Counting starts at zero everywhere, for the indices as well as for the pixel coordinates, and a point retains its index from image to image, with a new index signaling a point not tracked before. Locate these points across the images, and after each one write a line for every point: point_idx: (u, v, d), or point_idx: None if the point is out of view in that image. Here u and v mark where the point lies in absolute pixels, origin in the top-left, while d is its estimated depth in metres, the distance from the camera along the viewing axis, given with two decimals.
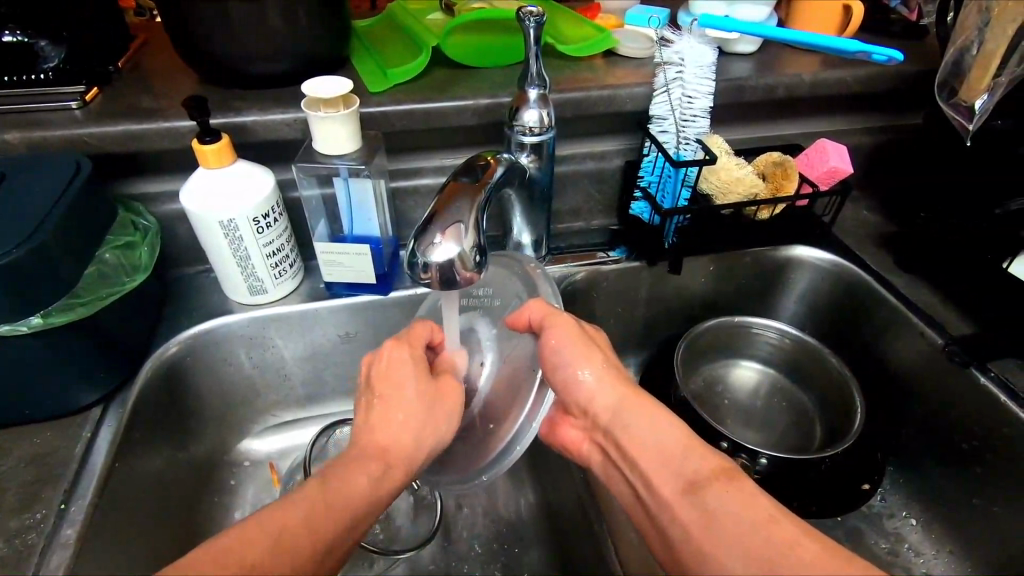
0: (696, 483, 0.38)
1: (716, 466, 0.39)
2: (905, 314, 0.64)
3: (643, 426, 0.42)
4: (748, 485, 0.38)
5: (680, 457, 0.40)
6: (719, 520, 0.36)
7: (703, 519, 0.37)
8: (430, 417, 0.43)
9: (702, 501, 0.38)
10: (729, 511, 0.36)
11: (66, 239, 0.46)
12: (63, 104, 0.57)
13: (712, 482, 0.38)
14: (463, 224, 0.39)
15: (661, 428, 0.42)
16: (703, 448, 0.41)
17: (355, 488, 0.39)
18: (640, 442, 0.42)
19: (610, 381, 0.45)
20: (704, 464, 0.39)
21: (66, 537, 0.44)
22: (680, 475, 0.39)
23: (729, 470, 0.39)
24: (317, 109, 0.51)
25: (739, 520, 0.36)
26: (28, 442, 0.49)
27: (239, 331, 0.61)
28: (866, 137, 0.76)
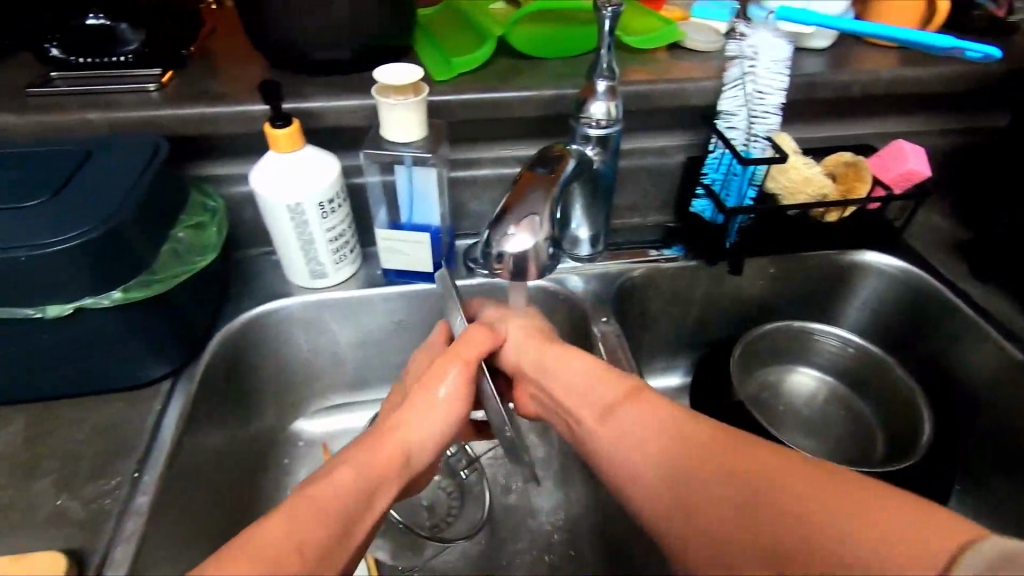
0: (609, 407, 0.44)
1: (623, 386, 0.44)
2: (981, 324, 0.61)
3: (561, 370, 0.48)
4: (652, 400, 0.43)
5: (594, 387, 0.45)
6: (641, 439, 0.41)
7: (619, 435, 0.42)
8: (429, 410, 0.44)
9: (616, 422, 0.43)
10: (642, 429, 0.41)
11: (145, 216, 0.48)
12: (140, 86, 0.58)
13: (625, 404, 0.43)
14: (538, 215, 0.38)
15: (580, 365, 0.47)
16: (613, 375, 0.46)
17: (358, 471, 0.38)
18: (563, 384, 0.47)
19: (530, 338, 0.51)
20: (614, 388, 0.45)
21: (140, 504, 0.45)
22: (597, 404, 0.44)
23: (636, 390, 0.44)
24: (387, 96, 0.51)
25: (651, 429, 0.41)
26: (103, 410, 0.52)
27: (298, 314, 0.62)
28: (946, 138, 0.72)
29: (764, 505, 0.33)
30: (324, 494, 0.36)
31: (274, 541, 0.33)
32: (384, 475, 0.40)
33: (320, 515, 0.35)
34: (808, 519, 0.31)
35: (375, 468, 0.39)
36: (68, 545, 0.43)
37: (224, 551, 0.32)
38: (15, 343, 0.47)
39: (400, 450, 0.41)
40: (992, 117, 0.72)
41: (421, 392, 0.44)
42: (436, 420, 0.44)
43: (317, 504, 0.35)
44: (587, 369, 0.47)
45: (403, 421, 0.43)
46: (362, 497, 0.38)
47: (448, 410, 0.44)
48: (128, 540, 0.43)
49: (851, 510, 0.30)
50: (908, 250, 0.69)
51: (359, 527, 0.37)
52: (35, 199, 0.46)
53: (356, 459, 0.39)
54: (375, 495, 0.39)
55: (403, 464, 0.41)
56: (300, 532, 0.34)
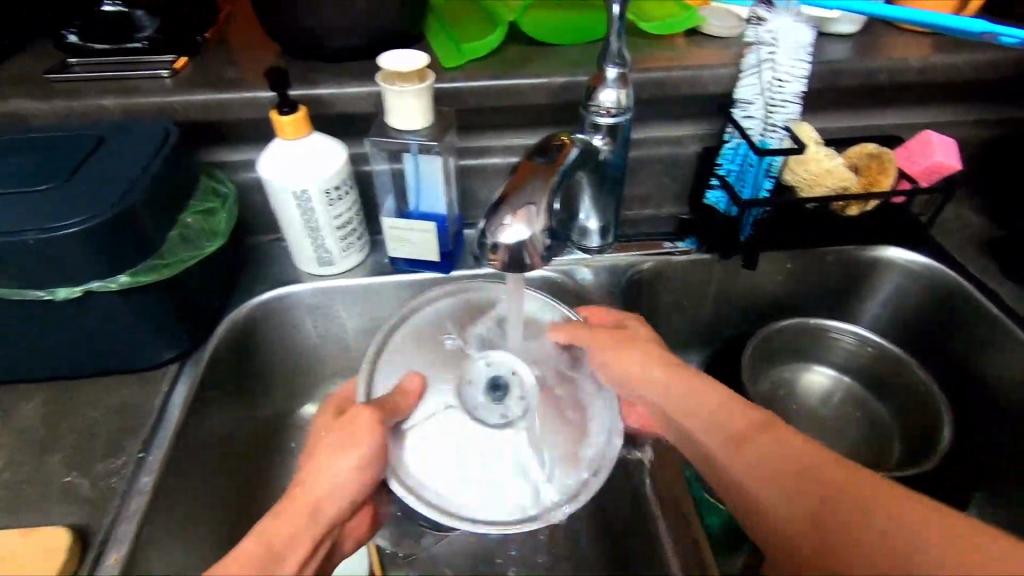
0: (740, 437, 0.40)
1: (754, 420, 0.41)
2: (1011, 325, 0.58)
3: (689, 396, 0.44)
4: (783, 432, 0.39)
5: (721, 416, 0.42)
6: (765, 477, 0.38)
7: (751, 470, 0.38)
8: (339, 449, 0.41)
9: (749, 450, 0.39)
10: (770, 460, 0.38)
11: (153, 201, 0.49)
12: (154, 72, 0.59)
13: (755, 435, 0.40)
14: (535, 206, 0.37)
15: (698, 391, 0.44)
16: (742, 406, 0.42)
17: (260, 542, 0.37)
18: (686, 412, 0.44)
19: (648, 361, 0.47)
20: (745, 420, 0.41)
21: (143, 484, 0.46)
22: (724, 434, 0.41)
23: (770, 422, 0.40)
24: (392, 83, 0.50)
25: (778, 462, 0.38)
26: (113, 390, 0.53)
27: (305, 300, 0.62)
28: (981, 129, 0.68)
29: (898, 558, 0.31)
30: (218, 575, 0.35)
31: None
32: (290, 540, 0.38)
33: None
34: None
35: (280, 536, 0.38)
36: (75, 521, 0.44)
37: None
38: (29, 323, 0.48)
39: (310, 507, 0.40)
40: None
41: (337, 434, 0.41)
42: (350, 457, 0.41)
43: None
44: (715, 400, 0.43)
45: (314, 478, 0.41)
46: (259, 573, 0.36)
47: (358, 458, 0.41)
48: (131, 518, 0.44)
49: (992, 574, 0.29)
50: (934, 246, 0.66)
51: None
52: (47, 182, 0.47)
53: (262, 527, 0.38)
54: (280, 562, 0.37)
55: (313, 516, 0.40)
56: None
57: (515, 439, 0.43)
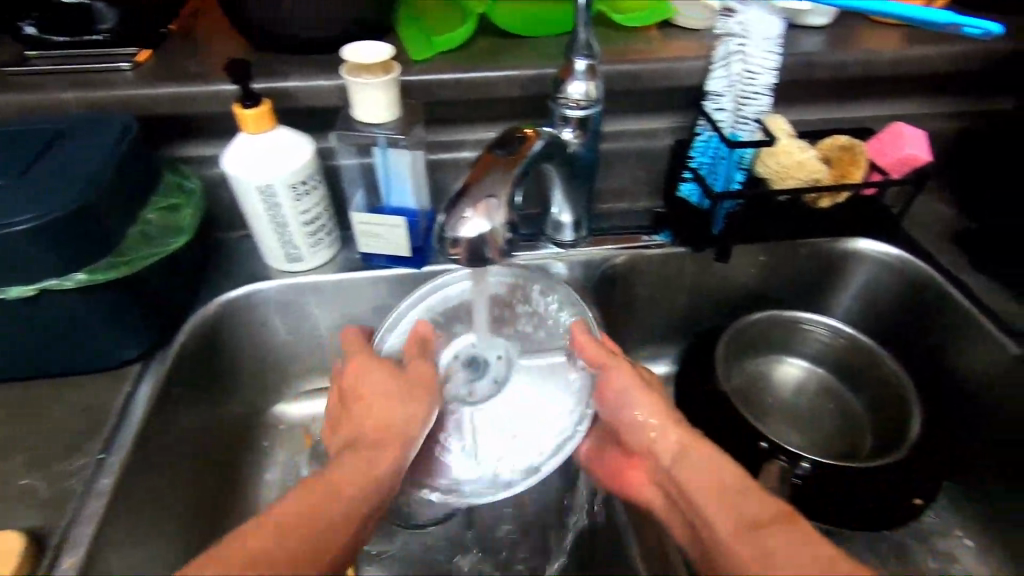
0: (757, 523, 0.39)
1: (772, 508, 0.40)
2: (979, 316, 0.59)
3: (703, 468, 0.45)
4: (806, 528, 0.38)
5: (738, 497, 0.42)
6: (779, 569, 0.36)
7: (762, 557, 0.37)
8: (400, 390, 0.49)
9: (763, 540, 0.38)
10: (784, 549, 0.37)
11: (111, 197, 0.48)
12: (115, 65, 0.58)
13: (772, 523, 0.39)
14: (496, 198, 0.37)
15: (716, 463, 0.45)
16: (762, 493, 0.41)
17: (352, 469, 0.43)
18: (697, 483, 0.44)
19: (665, 423, 0.49)
20: (765, 506, 0.40)
21: (103, 485, 0.45)
22: (738, 515, 0.40)
23: (790, 514, 0.39)
24: (357, 75, 0.49)
25: (797, 562, 0.36)
26: (75, 390, 0.52)
27: (275, 297, 0.61)
28: (951, 121, 0.69)
29: None
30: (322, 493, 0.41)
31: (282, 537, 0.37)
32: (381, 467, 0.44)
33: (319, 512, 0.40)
34: None
35: (365, 465, 0.44)
36: (32, 524, 0.43)
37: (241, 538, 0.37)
38: None
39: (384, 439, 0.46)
40: (1003, 99, 0.69)
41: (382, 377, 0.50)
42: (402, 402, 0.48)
43: (318, 498, 0.40)
44: (722, 472, 0.44)
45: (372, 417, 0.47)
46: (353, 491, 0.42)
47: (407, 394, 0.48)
48: (90, 521, 0.44)
49: None
50: (906, 238, 0.66)
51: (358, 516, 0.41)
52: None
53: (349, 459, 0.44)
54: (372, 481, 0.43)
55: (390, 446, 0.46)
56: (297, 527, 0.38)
57: (495, 416, 0.51)
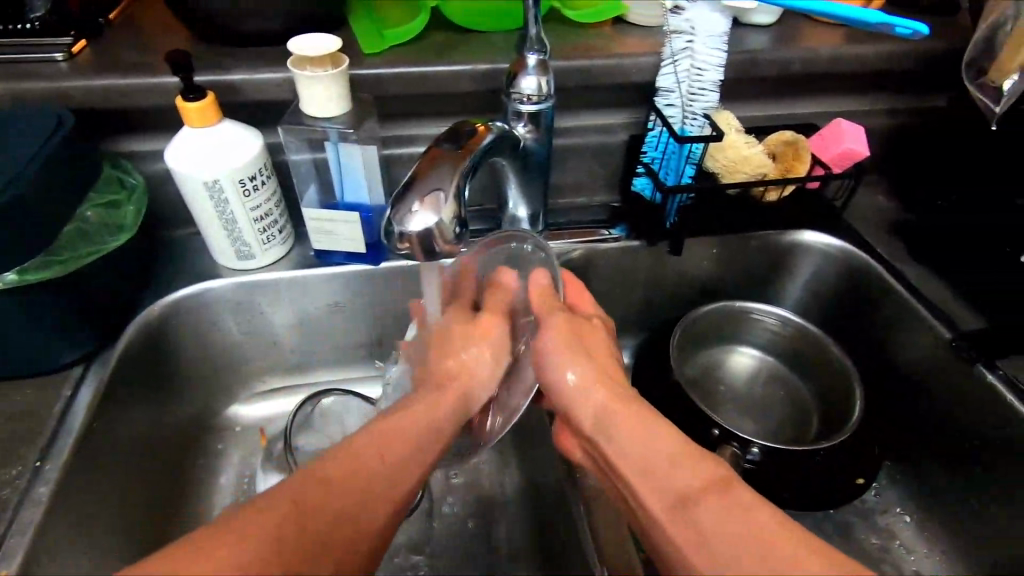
0: (686, 498, 0.38)
1: (708, 474, 0.38)
2: (916, 305, 0.61)
3: (631, 436, 0.43)
4: (741, 495, 0.37)
5: (669, 465, 0.40)
6: (716, 547, 0.35)
7: (696, 537, 0.36)
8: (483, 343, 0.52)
9: (694, 517, 0.37)
10: (717, 524, 0.36)
11: (44, 193, 0.46)
12: (49, 55, 0.55)
13: (703, 496, 0.37)
14: (443, 191, 0.37)
15: (650, 426, 0.43)
16: (697, 456, 0.40)
17: (419, 415, 0.45)
18: (624, 454, 0.43)
19: (593, 385, 0.47)
20: (696, 475, 0.39)
21: (39, 494, 0.43)
22: (669, 489, 0.39)
23: (722, 481, 0.38)
24: (303, 68, 0.48)
25: (733, 535, 0.35)
26: (10, 396, 0.50)
27: (225, 296, 0.60)
28: (890, 118, 0.72)
29: None
30: (391, 435, 0.42)
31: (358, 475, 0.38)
32: (448, 419, 0.47)
33: (394, 450, 0.41)
34: None
35: (440, 412, 0.46)
36: None
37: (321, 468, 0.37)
38: None
39: (455, 390, 0.49)
40: (936, 97, 0.72)
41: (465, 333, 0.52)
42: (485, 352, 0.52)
43: (395, 438, 0.42)
44: (655, 439, 0.42)
45: (457, 367, 0.51)
46: (422, 438, 0.44)
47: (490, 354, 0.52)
48: (26, 531, 0.42)
49: None
50: (848, 230, 0.69)
51: (423, 459, 0.43)
52: None
53: (419, 404, 0.46)
54: (441, 430, 0.46)
55: (463, 401, 0.49)
56: (366, 467, 0.39)
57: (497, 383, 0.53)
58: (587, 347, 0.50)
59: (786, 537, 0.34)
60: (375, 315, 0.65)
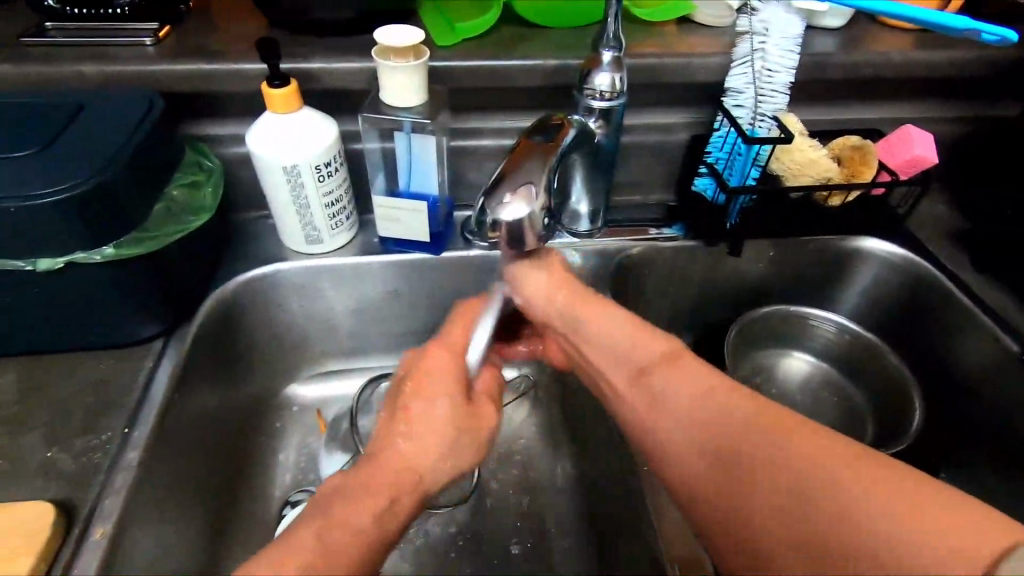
0: (641, 369, 0.42)
1: (661, 350, 0.42)
2: (977, 313, 0.61)
3: (591, 326, 0.47)
4: (687, 364, 0.41)
5: (627, 350, 0.43)
6: (671, 408, 0.39)
7: (651, 401, 0.40)
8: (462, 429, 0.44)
9: (650, 386, 0.41)
10: (669, 391, 0.39)
11: (139, 173, 0.48)
12: (137, 40, 0.57)
13: (657, 367, 0.41)
14: (535, 185, 0.38)
15: (619, 325, 0.45)
16: (650, 334, 0.44)
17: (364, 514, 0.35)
18: (592, 344, 0.46)
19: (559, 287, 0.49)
20: (649, 350, 0.43)
21: (128, 459, 0.46)
22: (628, 364, 0.43)
23: (672, 353, 0.42)
24: (387, 58, 0.50)
25: (682, 397, 0.38)
26: (95, 366, 0.52)
27: (292, 279, 0.62)
28: (956, 126, 0.71)
29: (796, 484, 0.31)
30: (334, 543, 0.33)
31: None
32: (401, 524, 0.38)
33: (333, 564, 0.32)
34: (844, 516, 0.29)
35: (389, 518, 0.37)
36: (57, 497, 0.43)
37: None
38: (6, 295, 0.46)
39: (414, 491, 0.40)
40: (1006, 105, 0.71)
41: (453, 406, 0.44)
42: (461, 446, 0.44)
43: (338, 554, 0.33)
44: (622, 340, 0.44)
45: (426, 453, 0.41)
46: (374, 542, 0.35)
47: (458, 433, 0.44)
48: (116, 493, 0.44)
49: (901, 505, 0.28)
50: (910, 238, 0.68)
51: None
52: (26, 149, 0.45)
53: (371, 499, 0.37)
54: (390, 537, 0.36)
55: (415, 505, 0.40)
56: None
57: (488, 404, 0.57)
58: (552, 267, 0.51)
59: (727, 391, 0.37)
60: (432, 304, 0.67)
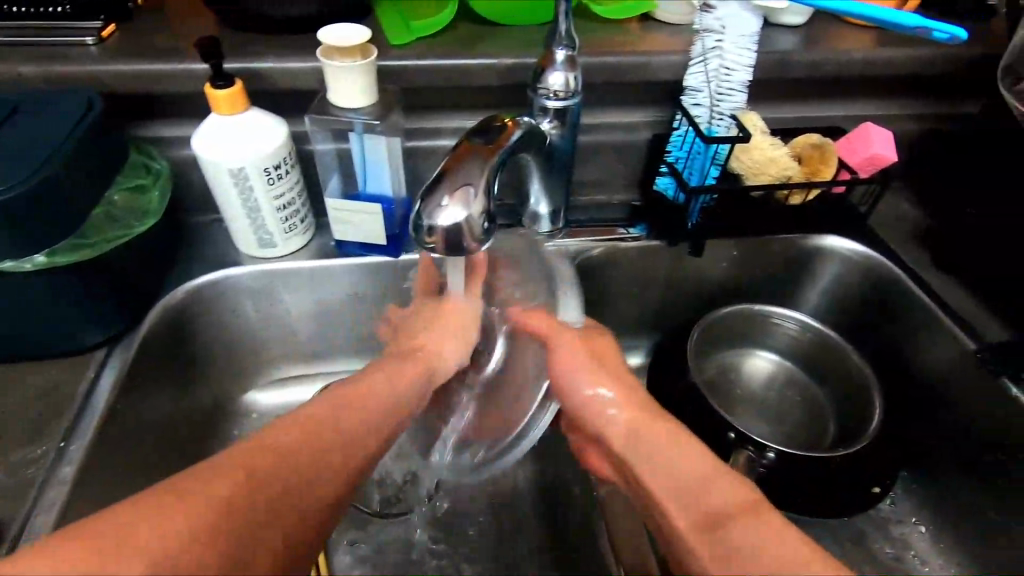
0: (718, 515, 0.36)
1: (742, 500, 0.37)
2: (943, 319, 0.60)
3: (663, 455, 0.42)
4: (773, 517, 0.35)
5: (708, 489, 0.38)
6: (748, 564, 0.33)
7: (725, 556, 0.34)
8: (443, 329, 0.50)
9: (726, 537, 0.35)
10: (745, 545, 0.34)
11: (76, 179, 0.46)
12: (79, 39, 0.55)
13: (736, 517, 0.36)
14: (473, 186, 0.37)
15: (696, 459, 0.41)
16: (728, 479, 0.39)
17: (378, 390, 0.42)
18: (665, 469, 0.41)
19: (627, 407, 0.46)
20: (724, 496, 0.37)
21: (64, 474, 0.45)
22: (703, 507, 0.37)
23: (754, 503, 0.36)
24: (333, 58, 0.49)
25: (761, 555, 0.33)
26: (35, 376, 0.50)
27: (245, 284, 0.60)
28: (920, 124, 0.71)
29: None
30: (345, 405, 0.40)
31: (255, 501, 0.32)
32: (408, 388, 0.45)
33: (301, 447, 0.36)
34: None
35: (402, 383, 0.45)
36: None
37: (253, 443, 0.34)
38: None
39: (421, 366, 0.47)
40: (968, 103, 0.71)
41: (427, 320, 0.52)
42: (442, 333, 0.50)
43: (345, 409, 0.39)
44: (700, 460, 0.40)
45: (417, 345, 0.50)
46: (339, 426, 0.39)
47: (439, 326, 0.50)
48: (49, 509, 0.43)
49: None
50: (873, 236, 0.68)
51: (368, 437, 0.39)
52: None
53: (378, 379, 0.43)
54: (401, 398, 0.44)
55: (427, 376, 0.47)
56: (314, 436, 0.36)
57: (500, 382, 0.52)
58: (595, 351, 0.49)
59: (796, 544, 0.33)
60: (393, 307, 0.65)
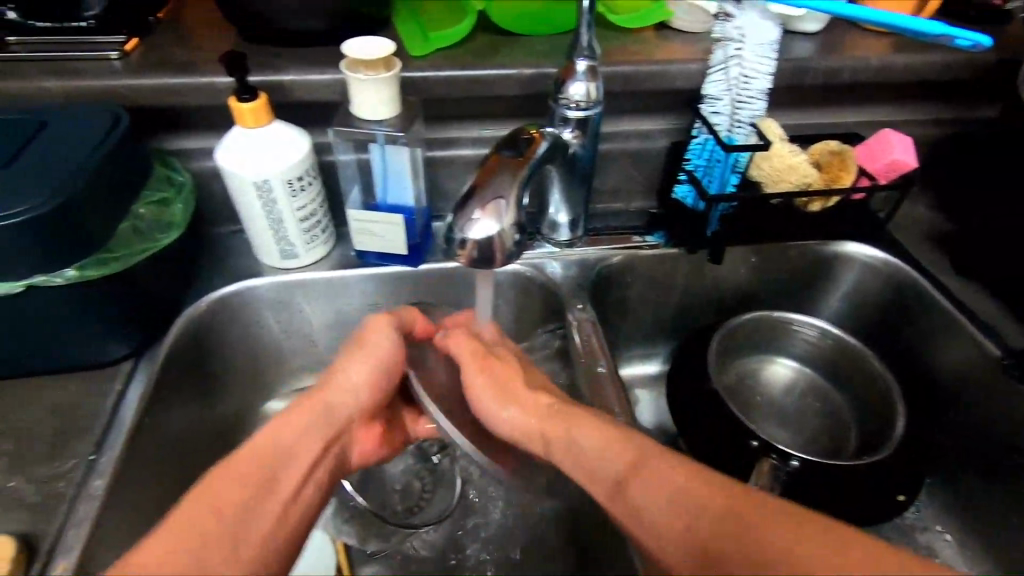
0: (619, 481, 0.38)
1: (629, 455, 0.39)
2: (964, 323, 0.60)
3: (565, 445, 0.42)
4: (661, 464, 0.38)
5: (604, 458, 0.40)
6: (660, 521, 0.36)
7: (636, 516, 0.37)
8: (361, 362, 0.46)
9: (632, 498, 0.37)
10: (652, 501, 0.36)
11: (103, 193, 0.46)
12: (103, 53, 0.56)
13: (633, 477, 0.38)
14: (504, 199, 0.38)
15: (593, 432, 0.41)
16: (618, 441, 0.40)
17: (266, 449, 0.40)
18: (569, 453, 0.42)
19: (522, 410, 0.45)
20: (613, 461, 0.39)
21: (94, 488, 0.45)
22: (606, 478, 0.39)
23: (640, 457, 0.39)
24: (357, 70, 0.49)
25: (666, 508, 0.36)
26: (62, 390, 0.51)
27: (267, 295, 0.60)
28: (937, 129, 0.71)
29: None
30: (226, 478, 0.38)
31: None
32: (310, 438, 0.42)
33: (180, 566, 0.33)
34: None
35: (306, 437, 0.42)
36: (20, 529, 0.42)
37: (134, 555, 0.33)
38: None
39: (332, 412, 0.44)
40: (985, 108, 0.71)
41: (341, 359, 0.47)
42: (363, 370, 0.46)
43: (226, 485, 0.37)
44: (593, 432, 0.41)
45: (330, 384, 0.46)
46: (225, 509, 0.36)
47: (358, 363, 0.46)
48: (79, 524, 0.43)
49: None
50: (892, 242, 0.68)
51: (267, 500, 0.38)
52: None
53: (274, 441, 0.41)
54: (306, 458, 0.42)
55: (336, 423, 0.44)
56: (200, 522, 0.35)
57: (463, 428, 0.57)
58: (489, 372, 0.48)
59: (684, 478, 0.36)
60: None
